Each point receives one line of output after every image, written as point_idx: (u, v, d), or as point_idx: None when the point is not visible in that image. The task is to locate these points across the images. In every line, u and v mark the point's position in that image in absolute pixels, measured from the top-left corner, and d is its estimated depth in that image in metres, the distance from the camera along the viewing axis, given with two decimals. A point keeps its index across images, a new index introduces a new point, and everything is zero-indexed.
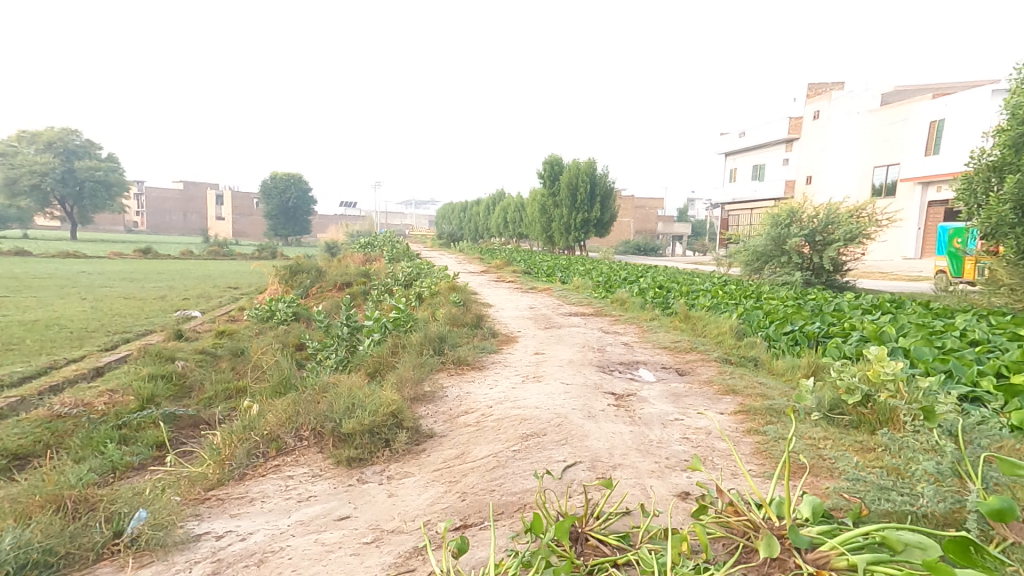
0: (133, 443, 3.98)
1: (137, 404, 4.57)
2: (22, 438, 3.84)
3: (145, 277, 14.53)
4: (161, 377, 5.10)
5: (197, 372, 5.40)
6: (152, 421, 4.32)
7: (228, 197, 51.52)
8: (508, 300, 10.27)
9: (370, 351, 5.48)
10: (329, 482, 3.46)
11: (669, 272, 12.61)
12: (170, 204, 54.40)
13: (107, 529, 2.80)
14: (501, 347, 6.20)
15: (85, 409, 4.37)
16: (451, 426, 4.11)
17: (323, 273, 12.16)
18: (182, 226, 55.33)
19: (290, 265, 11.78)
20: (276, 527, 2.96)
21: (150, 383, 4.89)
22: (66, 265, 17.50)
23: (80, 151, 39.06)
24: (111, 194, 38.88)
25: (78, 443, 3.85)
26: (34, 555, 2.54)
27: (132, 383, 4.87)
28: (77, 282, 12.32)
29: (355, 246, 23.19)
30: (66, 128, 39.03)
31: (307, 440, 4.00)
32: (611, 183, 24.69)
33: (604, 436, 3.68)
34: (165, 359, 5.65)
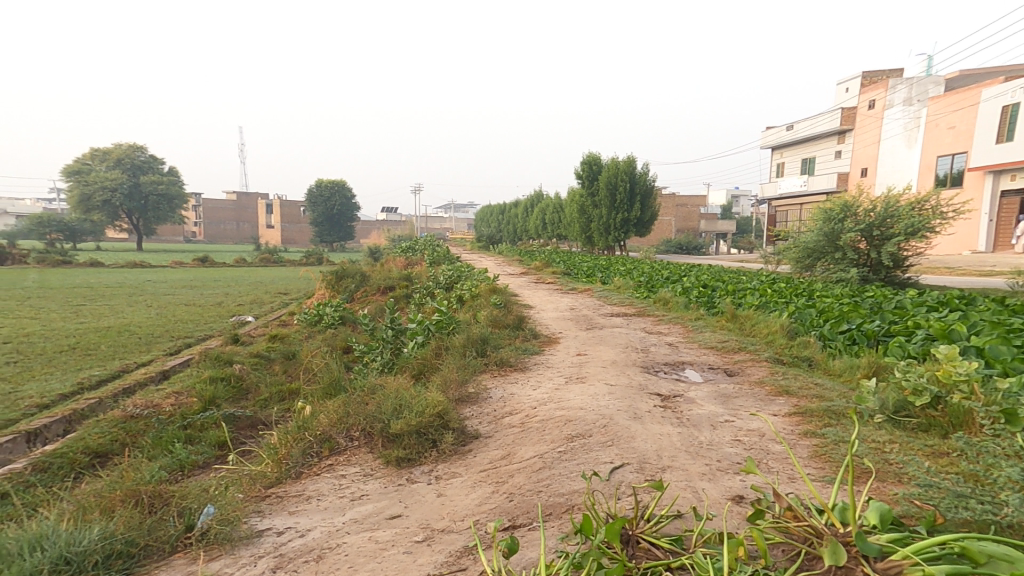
0: (197, 443, 4.14)
1: (200, 405, 4.78)
2: (101, 437, 4.08)
3: (204, 284, 15.28)
4: (221, 380, 5.34)
5: (253, 374, 5.63)
6: (214, 421, 4.49)
7: (276, 206, 53.79)
8: (549, 301, 10.32)
9: (414, 353, 5.56)
10: (380, 481, 3.56)
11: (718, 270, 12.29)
12: (225, 215, 57.14)
13: (180, 524, 2.99)
14: (543, 348, 6.21)
15: (156, 410, 4.62)
16: (498, 427, 4.14)
17: (367, 277, 12.47)
18: (235, 234, 58.04)
19: (336, 270, 12.16)
20: (332, 524, 3.13)
21: (212, 386, 5.12)
22: (132, 274, 18.62)
23: (144, 166, 41.43)
24: (172, 207, 41.18)
25: (149, 442, 4.06)
26: (118, 545, 2.73)
27: (195, 385, 5.11)
28: (144, 291, 13.10)
29: (399, 249, 23.85)
30: (133, 144, 41.37)
31: (358, 441, 4.08)
32: (652, 182, 24.24)
33: (651, 437, 3.64)
34: (223, 362, 5.90)
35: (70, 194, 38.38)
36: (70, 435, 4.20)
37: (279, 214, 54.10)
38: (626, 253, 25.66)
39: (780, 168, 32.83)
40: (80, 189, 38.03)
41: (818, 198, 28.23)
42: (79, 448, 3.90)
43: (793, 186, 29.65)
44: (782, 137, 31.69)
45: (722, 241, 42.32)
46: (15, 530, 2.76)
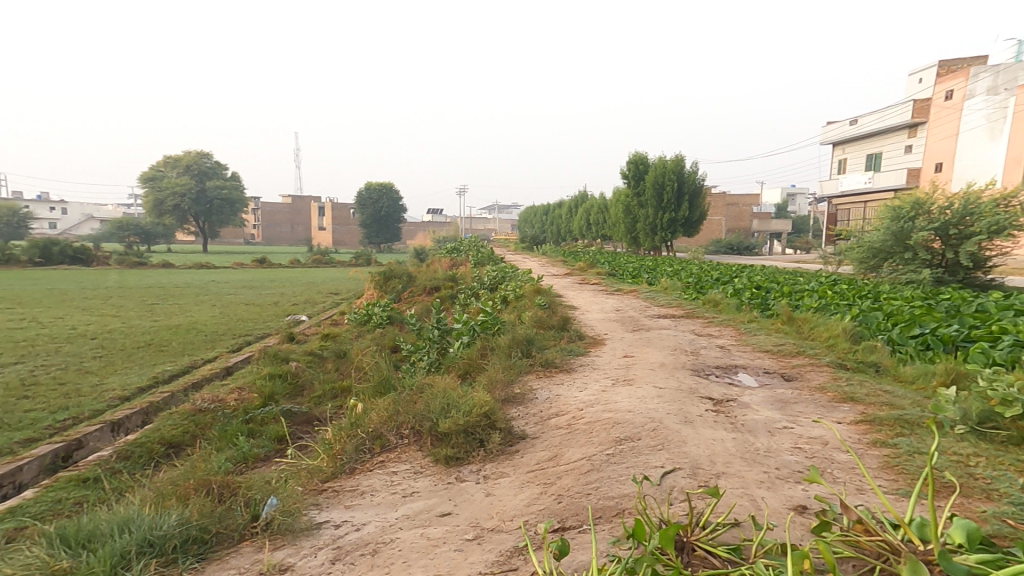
0: (258, 437, 4.34)
1: (261, 401, 5.01)
2: (174, 428, 4.35)
3: (263, 284, 16.05)
4: (279, 376, 5.58)
5: (308, 372, 5.84)
6: (273, 416, 4.69)
7: (328, 208, 55.99)
8: (594, 302, 10.22)
9: (460, 353, 5.62)
10: (429, 479, 3.63)
11: (773, 271, 11.85)
12: (282, 218, 59.75)
13: (247, 513, 3.18)
14: (589, 349, 6.16)
15: (222, 404, 4.88)
16: (544, 428, 4.13)
17: (413, 277, 12.72)
18: (291, 236, 60.71)
19: (384, 270, 12.51)
20: (385, 519, 3.21)
21: (271, 382, 5.35)
22: (199, 275, 19.73)
23: (211, 172, 43.78)
24: (234, 211, 43.26)
25: (216, 435, 4.29)
26: (193, 532, 2.93)
27: (256, 382, 5.37)
28: (210, 290, 13.91)
29: (444, 250, 24.28)
30: (200, 152, 43.76)
31: (408, 438, 4.16)
32: (701, 181, 23.63)
33: (703, 442, 3.55)
34: (281, 360, 6.16)
35: (146, 199, 41.10)
36: (147, 426, 4.49)
37: (331, 216, 56.28)
38: (673, 254, 25.20)
39: (843, 165, 31.26)
40: (154, 195, 40.64)
41: (886, 196, 26.59)
42: (156, 438, 4.17)
43: (856, 182, 28.04)
44: (845, 132, 30.11)
45: (773, 243, 40.48)
46: (105, 512, 3.02)
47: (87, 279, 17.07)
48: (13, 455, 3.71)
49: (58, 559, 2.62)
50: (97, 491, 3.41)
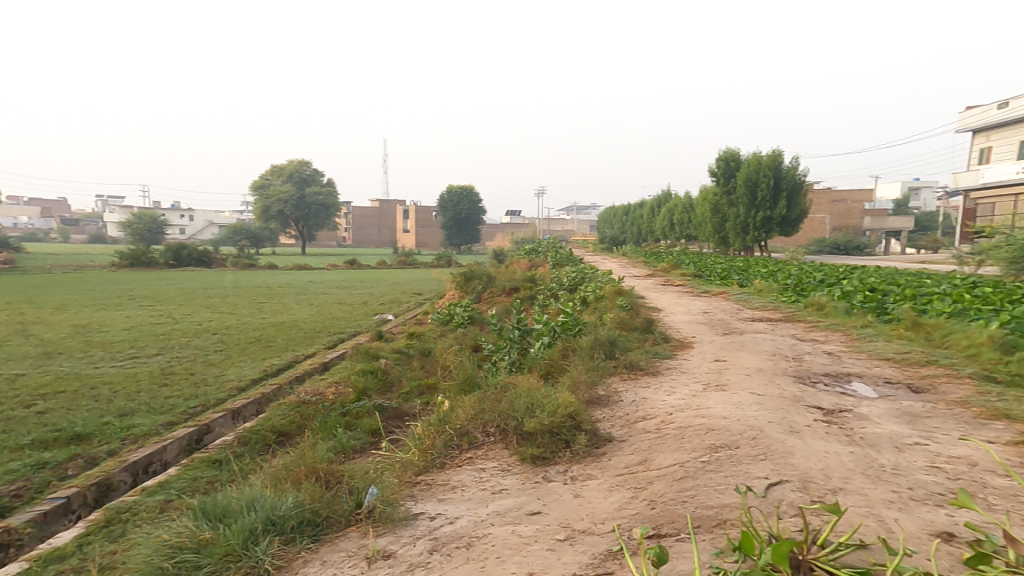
0: (355, 429, 4.57)
1: (355, 395, 5.28)
2: (282, 418, 4.72)
3: (354, 285, 17.08)
4: (370, 372, 5.84)
5: (396, 369, 6.08)
6: (367, 410, 4.92)
7: (412, 210, 58.80)
8: (679, 304, 9.91)
9: (541, 354, 5.63)
10: (517, 477, 3.64)
11: (890, 273, 10.87)
12: (371, 220, 63.31)
13: (351, 500, 3.46)
14: (675, 353, 5.98)
15: (323, 397, 5.21)
16: (631, 431, 4.04)
17: (493, 278, 12.94)
18: (378, 238, 64.23)
19: (465, 271, 12.86)
20: (477, 514, 3.26)
21: (364, 378, 5.63)
22: (298, 275, 21.39)
23: (310, 180, 47.22)
24: (329, 216, 46.10)
25: (317, 426, 4.57)
26: (307, 514, 3.28)
27: (350, 377, 5.68)
28: (307, 290, 15.02)
29: (521, 251, 24.61)
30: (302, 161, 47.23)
31: (494, 436, 4.23)
32: (801, 178, 22.29)
33: (813, 455, 3.31)
34: (372, 356, 6.48)
35: (256, 206, 45.26)
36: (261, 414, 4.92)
37: (414, 220, 58.99)
38: (768, 253, 24.15)
39: (988, 154, 28.70)
40: (263, 202, 44.56)
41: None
42: (269, 428, 4.53)
43: (1007, 173, 25.25)
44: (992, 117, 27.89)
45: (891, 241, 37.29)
46: (236, 492, 3.50)
47: (206, 279, 19.08)
48: (160, 436, 4.31)
49: (202, 529, 3.09)
50: (226, 471, 3.91)
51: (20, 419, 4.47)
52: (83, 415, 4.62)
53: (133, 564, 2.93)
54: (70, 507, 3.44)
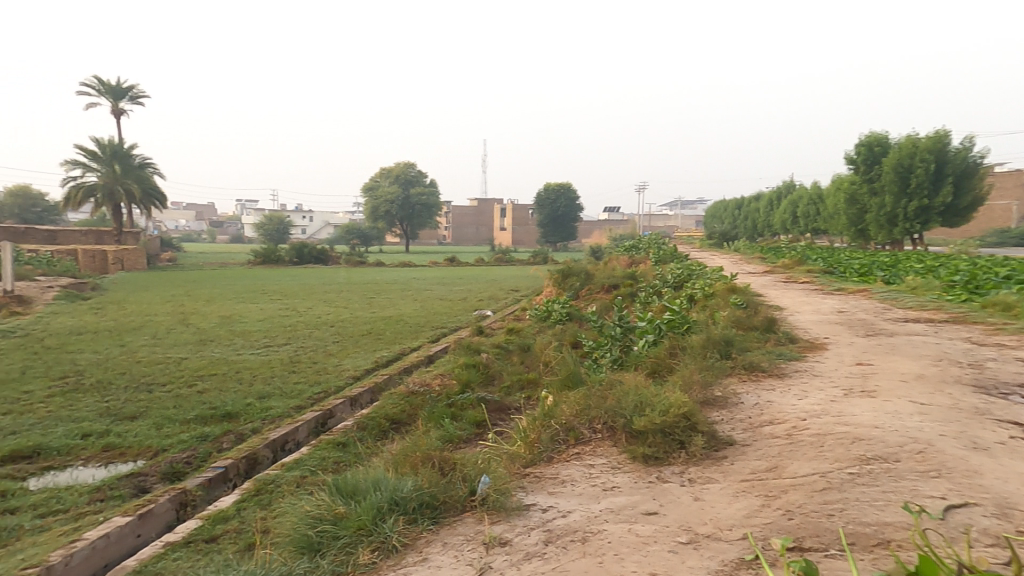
0: (460, 420, 4.72)
1: (459, 387, 5.46)
2: (395, 406, 5.24)
3: (453, 282, 17.91)
4: (473, 365, 6.00)
5: (497, 363, 6.18)
6: (471, 402, 5.04)
7: (510, 208, 61.25)
8: (807, 302, 9.23)
9: (646, 352, 5.48)
10: (629, 475, 3.52)
11: None
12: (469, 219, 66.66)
13: (466, 487, 3.62)
14: (803, 355, 5.55)
15: (429, 387, 5.50)
16: (756, 435, 3.77)
17: (591, 276, 12.83)
18: (476, 237, 66.98)
19: (562, 269, 12.93)
20: (590, 509, 3.17)
21: (467, 371, 5.79)
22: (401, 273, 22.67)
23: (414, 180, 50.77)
24: (432, 215, 49.66)
25: (425, 415, 4.76)
26: (426, 498, 3.51)
27: (455, 369, 5.89)
28: (410, 286, 16.04)
29: (622, 248, 24.34)
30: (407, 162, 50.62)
31: (601, 433, 4.15)
32: (972, 159, 19.92)
33: (1011, 477, 2.87)
34: (474, 351, 6.67)
35: (368, 206, 49.85)
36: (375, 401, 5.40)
37: (512, 219, 61.27)
38: (924, 247, 21.99)
39: None
40: (373, 203, 48.90)
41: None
42: (384, 417, 4.90)
43: None
44: None
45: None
46: (362, 473, 3.89)
47: (322, 276, 21.11)
48: (293, 418, 5.24)
49: (337, 504, 3.48)
50: (349, 453, 4.56)
51: (186, 397, 5.62)
52: (231, 396, 5.65)
53: (282, 529, 3.64)
54: (228, 475, 4.46)
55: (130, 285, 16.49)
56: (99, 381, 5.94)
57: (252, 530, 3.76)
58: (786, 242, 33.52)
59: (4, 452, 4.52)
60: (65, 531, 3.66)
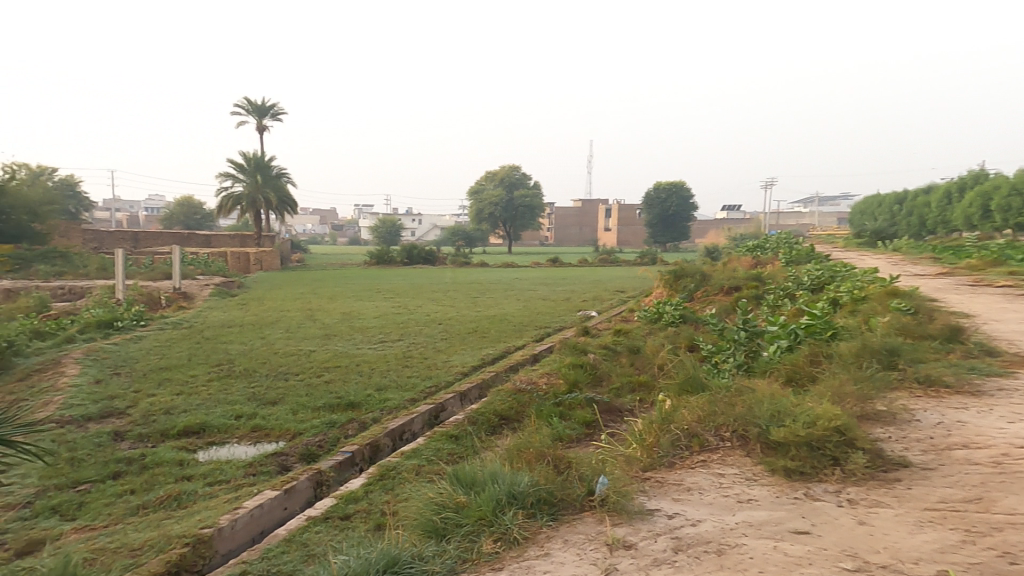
0: (569, 419, 4.82)
1: (567, 387, 5.56)
2: (504, 402, 5.50)
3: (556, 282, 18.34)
4: (579, 366, 6.05)
5: (605, 364, 6.18)
6: (579, 402, 5.10)
7: (614, 209, 61.57)
8: (997, 309, 8.22)
9: (781, 359, 5.22)
10: (768, 489, 3.35)
11: None
12: (571, 221, 67.93)
13: (583, 487, 3.64)
14: (1006, 370, 5.03)
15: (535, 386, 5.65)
16: (942, 459, 3.46)
17: (707, 276, 12.34)
18: (579, 237, 68.44)
19: (673, 269, 12.53)
20: (724, 521, 3.06)
21: (574, 370, 5.86)
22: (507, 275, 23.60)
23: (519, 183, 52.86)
24: (534, 215, 51.09)
25: (534, 413, 4.89)
26: (543, 494, 3.58)
27: (561, 369, 6.00)
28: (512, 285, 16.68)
29: (743, 247, 23.14)
30: (512, 166, 52.72)
31: (730, 442, 4.00)
32: None
33: None
34: (580, 350, 6.73)
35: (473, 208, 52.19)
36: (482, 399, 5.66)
37: (616, 219, 61.44)
38: None
39: None
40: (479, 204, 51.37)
41: None
42: (492, 413, 5.22)
43: None
44: None
45: None
46: (478, 466, 4.04)
47: (431, 275, 22.70)
48: (409, 410, 5.62)
49: (459, 494, 3.65)
50: (462, 446, 4.81)
51: (316, 385, 6.23)
52: (353, 386, 6.18)
53: (407, 512, 3.93)
54: (355, 459, 4.90)
55: (268, 283, 18.72)
56: (245, 369, 6.75)
57: (380, 513, 4.05)
58: (929, 239, 30.62)
59: (178, 428, 5.34)
60: (229, 499, 4.22)
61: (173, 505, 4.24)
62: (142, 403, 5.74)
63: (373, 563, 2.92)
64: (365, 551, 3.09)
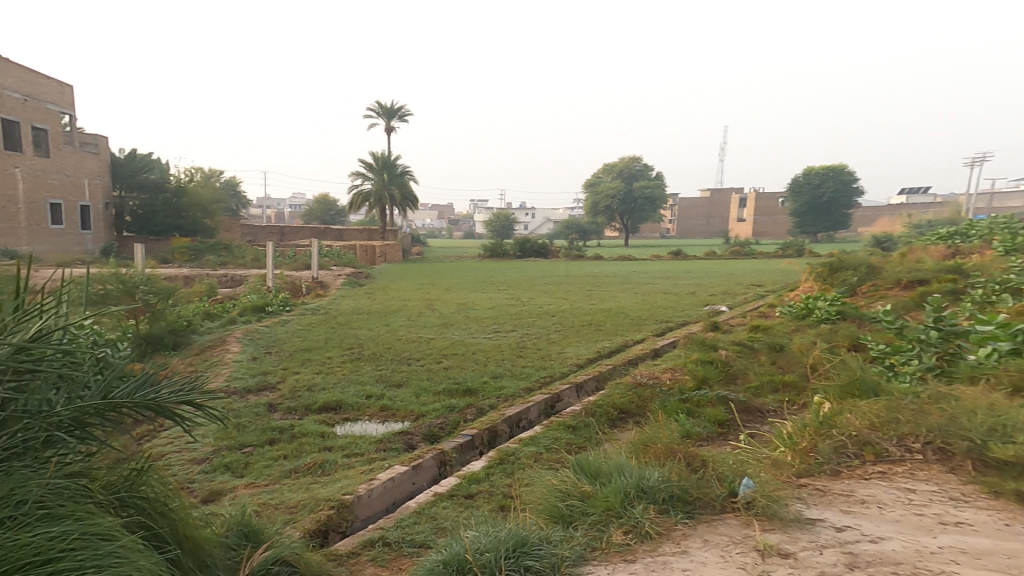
0: (699, 417, 4.78)
1: (695, 383, 5.50)
2: (621, 396, 5.50)
3: (678, 276, 18.28)
4: (709, 363, 5.96)
5: (739, 362, 5.99)
6: (709, 400, 5.05)
7: (750, 198, 59.09)
8: None
9: (1002, 363, 4.79)
10: (984, 512, 3.05)
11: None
12: (698, 211, 68.91)
13: (723, 487, 3.51)
14: None
15: (656, 380, 5.74)
16: None
17: (877, 269, 11.29)
18: (706, 229, 68.89)
19: (830, 263, 11.94)
20: (917, 542, 2.82)
21: (703, 368, 5.76)
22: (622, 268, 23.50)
23: (638, 174, 53.70)
24: (654, 207, 51.66)
25: (658, 406, 4.93)
26: (676, 490, 3.48)
27: (688, 365, 5.94)
28: (630, 279, 17.01)
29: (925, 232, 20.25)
30: (632, 157, 53.76)
31: (921, 455, 3.73)
32: None
33: None
34: (708, 346, 6.62)
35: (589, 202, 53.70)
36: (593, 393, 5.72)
37: (753, 208, 59.04)
38: None
39: None
40: (593, 198, 52.99)
41: None
42: (610, 405, 5.27)
43: None
44: None
45: None
46: (599, 456, 4.03)
47: (546, 268, 23.66)
48: (526, 398, 5.80)
49: (583, 483, 3.69)
50: (580, 437, 4.88)
51: (436, 370, 6.63)
52: (469, 373, 6.48)
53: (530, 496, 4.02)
54: (475, 442, 5.11)
55: (390, 274, 20.36)
56: (373, 353, 7.31)
57: (502, 495, 4.21)
58: None
59: (319, 404, 5.94)
60: (365, 470, 4.60)
61: (319, 471, 4.71)
62: (289, 379, 6.46)
63: (503, 541, 3.01)
64: (494, 529, 3.18)
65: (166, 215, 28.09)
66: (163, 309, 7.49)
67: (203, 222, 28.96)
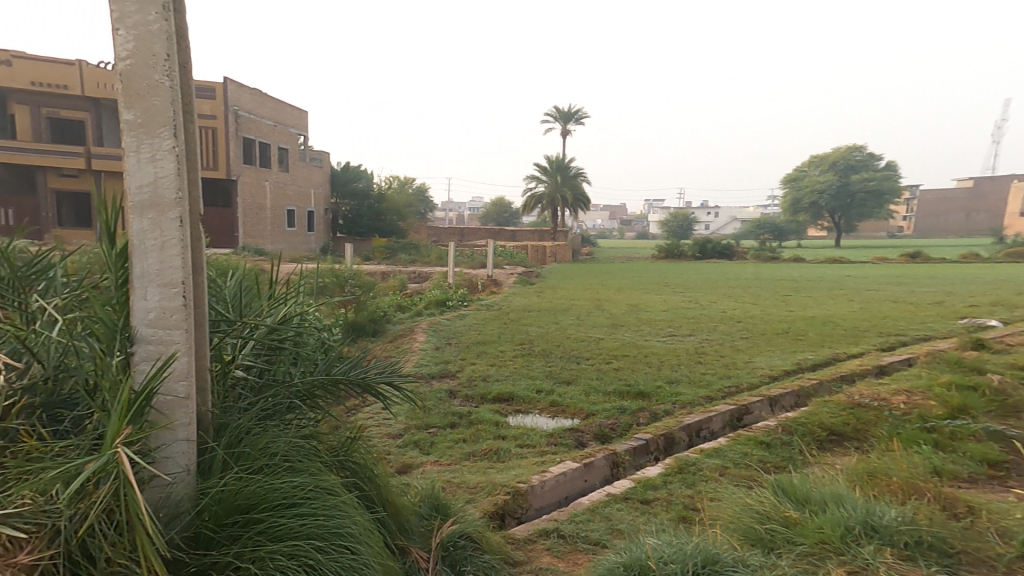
0: (955, 452, 4.30)
1: (948, 411, 5.07)
2: (835, 417, 5.14)
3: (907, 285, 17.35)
4: (973, 389, 5.55)
5: (1018, 391, 5.44)
6: (970, 433, 4.57)
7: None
8: None
9: None
10: None
11: None
12: (949, 208, 65.94)
13: (1009, 547, 2.97)
14: None
15: (886, 404, 5.36)
16: None
17: None
18: (964, 226, 64.72)
19: None
20: None
21: (962, 394, 5.38)
22: (830, 276, 21.45)
23: (858, 166, 50.10)
24: (878, 202, 48.18)
25: (890, 433, 4.69)
26: (927, 537, 2.98)
27: (932, 390, 5.59)
28: (847, 288, 16.66)
29: None
30: (856, 147, 50.99)
31: None
32: None
33: None
34: (965, 368, 6.31)
35: (786, 198, 53.07)
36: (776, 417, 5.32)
37: None
38: None
39: None
40: (796, 194, 51.93)
41: None
42: (818, 423, 5.03)
43: None
44: None
45: None
46: (806, 481, 3.65)
47: (734, 272, 23.65)
48: (705, 407, 5.56)
49: (786, 507, 3.35)
50: (776, 457, 4.53)
51: (605, 371, 6.71)
52: (641, 376, 6.45)
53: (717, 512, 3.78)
54: (650, 447, 4.98)
55: (557, 273, 21.42)
56: (541, 350, 7.67)
57: (683, 505, 4.02)
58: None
59: (493, 394, 6.32)
60: (536, 462, 4.75)
61: (494, 457, 4.99)
62: (466, 369, 7.04)
63: (690, 555, 2.80)
64: (678, 541, 3.02)
65: (368, 218, 33.88)
66: (365, 301, 8.71)
67: (399, 225, 34.34)
